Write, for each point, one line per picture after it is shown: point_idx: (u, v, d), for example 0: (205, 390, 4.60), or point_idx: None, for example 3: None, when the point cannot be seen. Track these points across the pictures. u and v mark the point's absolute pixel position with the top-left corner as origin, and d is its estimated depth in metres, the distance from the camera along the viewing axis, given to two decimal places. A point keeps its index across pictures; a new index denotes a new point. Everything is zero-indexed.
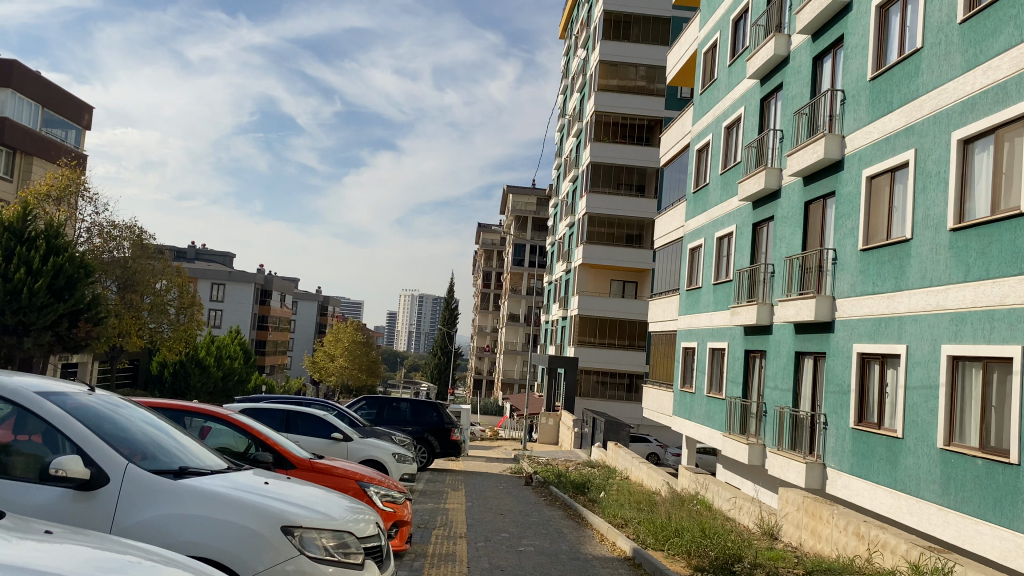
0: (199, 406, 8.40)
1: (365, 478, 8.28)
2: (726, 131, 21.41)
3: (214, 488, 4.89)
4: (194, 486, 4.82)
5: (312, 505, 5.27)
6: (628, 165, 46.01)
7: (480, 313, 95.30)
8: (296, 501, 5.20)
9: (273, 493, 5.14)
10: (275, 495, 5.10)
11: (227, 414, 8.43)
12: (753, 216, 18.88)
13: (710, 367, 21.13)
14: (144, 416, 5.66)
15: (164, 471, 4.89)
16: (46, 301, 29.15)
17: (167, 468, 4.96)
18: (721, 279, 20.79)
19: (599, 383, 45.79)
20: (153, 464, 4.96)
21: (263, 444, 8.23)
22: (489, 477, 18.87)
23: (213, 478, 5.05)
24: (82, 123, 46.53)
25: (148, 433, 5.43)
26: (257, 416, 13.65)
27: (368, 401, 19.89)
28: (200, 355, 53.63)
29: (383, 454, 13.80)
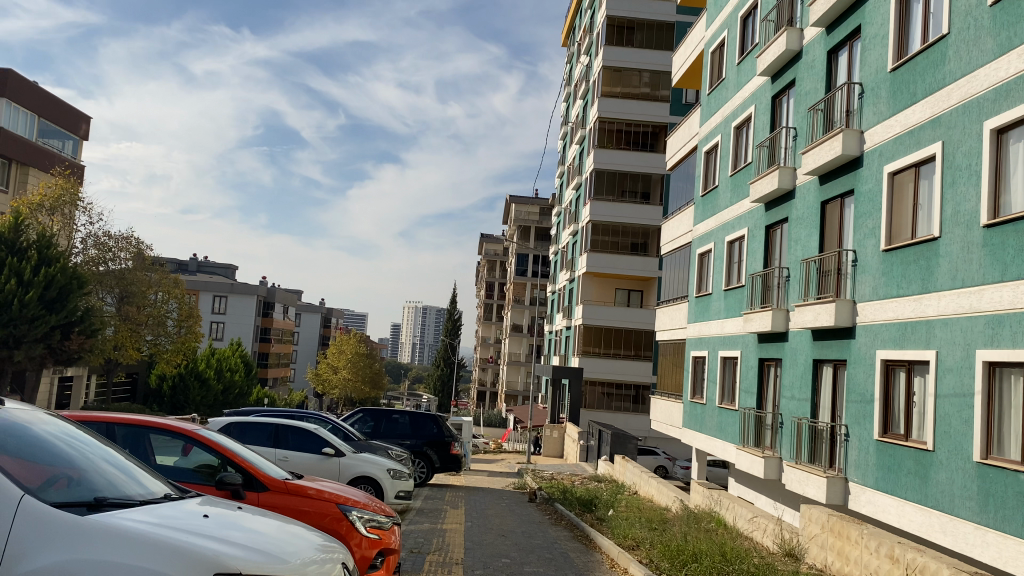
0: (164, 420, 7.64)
1: (347, 501, 7.49)
2: (736, 131, 20.68)
3: (135, 526, 4.05)
4: (109, 524, 3.98)
5: (261, 544, 4.45)
6: (632, 172, 45.28)
7: (483, 324, 94.56)
8: (241, 540, 4.39)
9: (213, 531, 4.32)
10: (214, 534, 4.29)
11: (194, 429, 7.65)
12: (765, 218, 18.12)
13: (722, 377, 20.30)
14: (66, 434, 4.81)
15: (75, 504, 4.06)
16: (38, 313, 28.41)
17: (81, 501, 4.14)
18: (732, 285, 20.00)
19: (604, 395, 44.93)
20: (65, 495, 4.13)
21: (233, 463, 7.46)
22: (491, 493, 18.02)
23: (143, 512, 4.24)
24: (79, 133, 45.97)
25: (100, 470, 4.68)
26: (245, 430, 12.84)
27: (365, 413, 19.12)
28: (199, 368, 52.91)
29: (378, 471, 12.97)
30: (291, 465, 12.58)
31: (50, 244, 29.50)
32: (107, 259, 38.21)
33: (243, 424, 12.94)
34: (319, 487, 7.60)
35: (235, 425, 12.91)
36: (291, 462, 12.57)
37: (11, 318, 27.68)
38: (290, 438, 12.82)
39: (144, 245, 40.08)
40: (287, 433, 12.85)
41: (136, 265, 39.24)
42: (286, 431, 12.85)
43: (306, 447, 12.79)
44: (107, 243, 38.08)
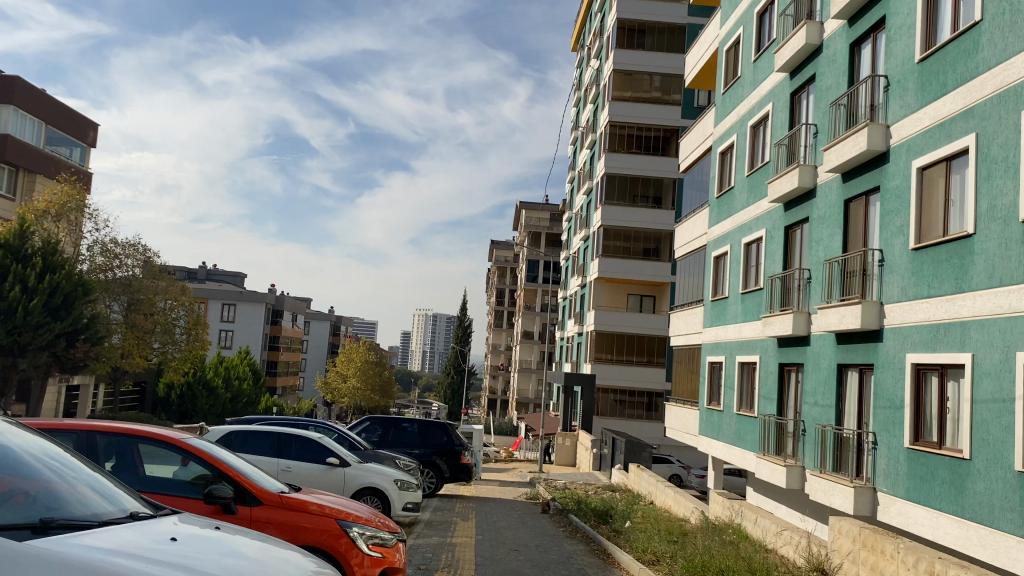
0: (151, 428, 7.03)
1: (348, 516, 6.96)
2: (752, 130, 20.14)
3: (84, 553, 3.44)
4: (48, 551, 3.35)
5: (232, 571, 3.88)
6: (644, 176, 44.72)
7: (493, 331, 94.04)
8: (209, 567, 3.82)
9: (177, 559, 3.75)
10: (176, 563, 3.72)
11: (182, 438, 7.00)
12: (784, 218, 17.55)
13: (739, 383, 19.71)
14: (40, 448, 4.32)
15: (18, 525, 3.49)
16: (42, 320, 28.02)
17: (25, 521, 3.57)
18: (749, 288, 19.44)
19: (617, 403, 44.24)
20: (9, 511, 3.58)
21: (223, 475, 6.79)
22: (503, 503, 17.45)
23: (98, 537, 3.69)
24: (87, 140, 45.78)
25: (75, 491, 4.17)
26: (246, 439, 12.33)
27: (372, 422, 18.62)
28: (208, 376, 52.57)
29: (385, 482, 12.46)
30: (295, 476, 12.06)
31: (55, 250, 29.17)
32: (114, 266, 37.87)
33: (244, 432, 12.42)
34: (321, 501, 7.09)
35: (235, 434, 12.40)
36: (294, 473, 12.05)
37: (16, 326, 27.33)
38: (294, 447, 12.31)
39: (151, 252, 39.72)
40: (291, 442, 12.34)
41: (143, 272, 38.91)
42: (290, 440, 12.35)
43: (310, 457, 12.28)
44: (114, 250, 37.73)
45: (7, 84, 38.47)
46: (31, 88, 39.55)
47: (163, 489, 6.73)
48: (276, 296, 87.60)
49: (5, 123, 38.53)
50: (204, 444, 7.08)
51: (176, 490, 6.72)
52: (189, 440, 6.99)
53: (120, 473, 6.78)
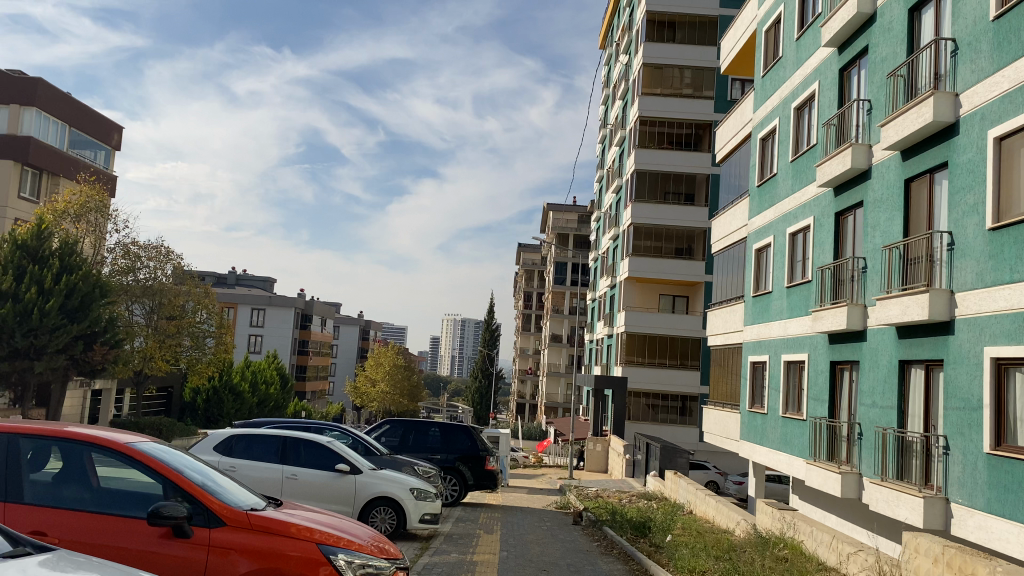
0: (92, 433, 5.86)
1: (332, 540, 5.87)
2: (796, 113, 18.80)
3: None
4: None
5: None
6: (676, 173, 43.26)
7: (522, 335, 92.91)
8: None
9: None
10: None
11: (129, 444, 5.85)
12: (834, 204, 16.20)
13: (785, 383, 18.31)
14: None
15: None
16: (59, 322, 27.22)
17: None
18: (795, 281, 18.07)
19: (649, 408, 42.92)
20: None
21: (178, 491, 5.68)
22: (531, 513, 16.24)
23: None
24: (111, 143, 45.52)
25: None
26: (250, 444, 11.27)
27: (393, 425, 17.47)
28: (234, 380, 52.02)
29: (400, 491, 11.27)
30: (300, 484, 10.98)
31: (73, 251, 28.62)
32: (137, 269, 37.20)
33: (247, 435, 11.37)
34: (306, 523, 6.00)
35: (238, 438, 11.35)
36: (300, 480, 10.98)
37: (32, 327, 26.58)
38: (301, 453, 11.24)
39: (174, 254, 39.09)
40: (297, 446, 11.28)
41: (165, 276, 38.33)
42: (297, 444, 11.30)
43: (318, 464, 11.20)
44: (137, 253, 37.08)
45: (29, 86, 38.04)
46: (54, 89, 39.13)
47: (109, 508, 5.56)
48: (304, 301, 87.17)
49: (28, 125, 38.10)
50: (156, 452, 5.95)
51: (126, 511, 5.55)
52: (139, 446, 5.86)
53: (62, 486, 5.63)
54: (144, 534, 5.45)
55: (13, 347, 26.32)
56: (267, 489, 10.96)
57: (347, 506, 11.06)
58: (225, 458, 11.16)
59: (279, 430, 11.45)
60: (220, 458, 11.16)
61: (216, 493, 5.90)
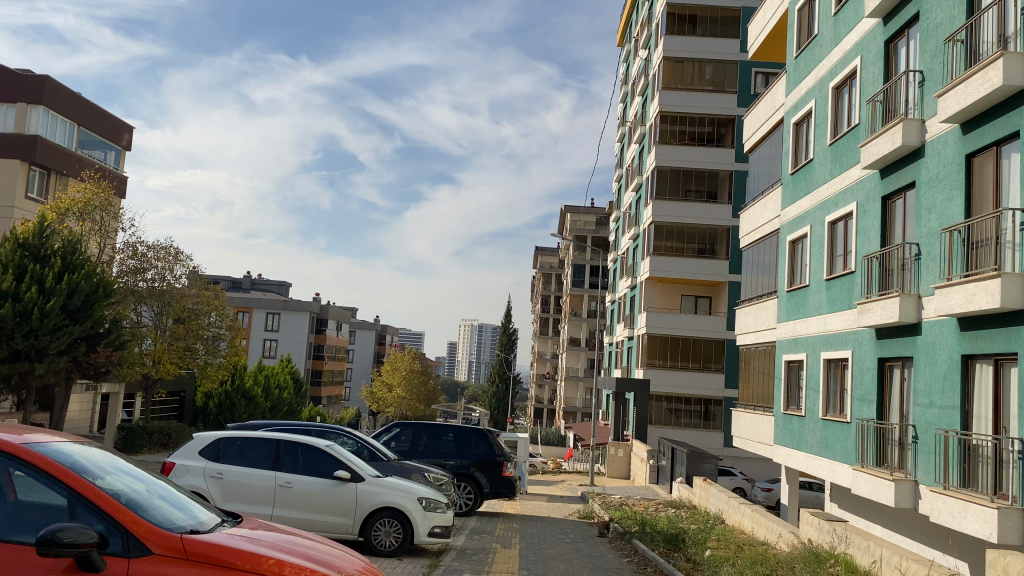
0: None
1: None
2: (835, 93, 17.51)
3: None
4: None
5: None
6: (698, 169, 41.89)
7: (539, 339, 91.61)
8: None
9: None
10: None
11: (35, 449, 4.70)
12: (881, 187, 14.89)
13: (826, 383, 16.96)
14: None
15: None
16: (60, 322, 26.27)
17: None
18: (836, 273, 16.77)
19: (670, 412, 41.54)
20: None
21: (96, 511, 4.52)
22: (552, 524, 14.98)
23: None
24: (121, 143, 44.93)
25: None
26: (241, 448, 10.12)
27: (402, 428, 16.34)
28: (246, 386, 51.31)
29: (407, 501, 10.05)
30: (295, 493, 9.83)
31: (76, 250, 27.80)
32: (146, 270, 36.26)
33: (235, 439, 10.18)
34: (276, 555, 4.85)
35: (228, 441, 10.16)
36: (295, 489, 9.83)
37: (32, 328, 25.55)
38: (295, 458, 10.07)
39: (183, 255, 38.17)
40: (290, 451, 10.12)
41: (174, 278, 37.37)
42: (293, 449, 10.15)
43: (315, 471, 10.02)
44: (146, 254, 36.13)
45: (36, 84, 37.33)
46: (61, 87, 38.41)
47: (8, 531, 4.42)
48: (319, 305, 86.35)
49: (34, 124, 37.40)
50: (70, 459, 4.82)
51: (29, 536, 4.40)
52: (48, 452, 4.73)
53: None
54: (42, 564, 4.28)
55: (12, 348, 25.34)
56: (258, 499, 9.77)
57: (347, 518, 9.87)
58: (212, 464, 9.96)
59: (271, 434, 10.28)
60: (206, 464, 9.95)
61: (141, 508, 4.78)
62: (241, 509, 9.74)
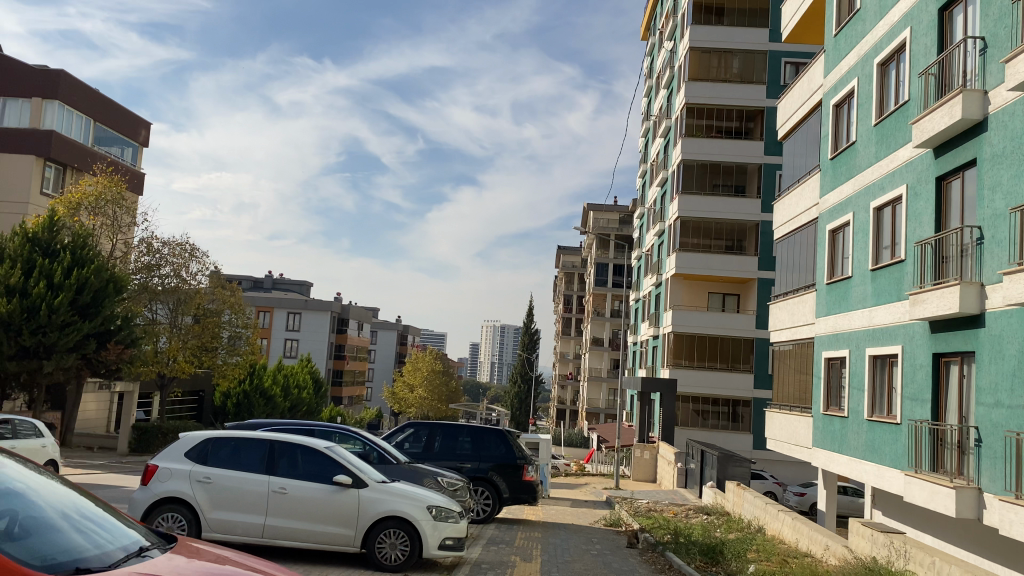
0: None
1: None
2: (879, 69, 16.29)
3: None
4: None
5: None
6: (726, 163, 40.61)
7: (562, 339, 90.47)
8: None
9: None
10: None
11: None
12: (935, 167, 13.68)
13: (872, 382, 15.73)
14: None
15: None
16: (69, 318, 25.61)
17: None
18: (882, 262, 15.54)
19: (697, 414, 40.28)
20: None
21: None
22: (577, 533, 13.92)
23: None
24: (138, 139, 44.49)
25: None
26: (232, 449, 9.14)
27: (417, 428, 15.34)
28: (265, 385, 50.65)
29: (415, 510, 9.02)
30: (290, 499, 8.83)
31: (86, 244, 27.15)
32: (160, 268, 35.59)
33: (226, 439, 9.21)
34: None
35: (217, 442, 9.18)
36: (290, 495, 8.84)
37: (40, 325, 24.91)
38: (293, 461, 9.09)
39: (197, 250, 37.55)
40: (285, 453, 9.14)
41: (189, 275, 36.70)
42: (291, 450, 9.18)
43: (313, 476, 9.02)
44: (160, 250, 35.52)
45: (51, 78, 36.75)
46: (76, 82, 37.82)
47: None
48: (340, 304, 85.71)
49: (49, 119, 36.90)
50: None
51: None
52: None
53: None
54: None
55: (20, 345, 24.70)
56: (249, 506, 8.80)
57: (348, 528, 8.85)
58: (200, 467, 8.97)
59: (265, 434, 9.30)
60: (192, 467, 8.96)
61: (33, 545, 4.05)
62: (230, 517, 8.76)
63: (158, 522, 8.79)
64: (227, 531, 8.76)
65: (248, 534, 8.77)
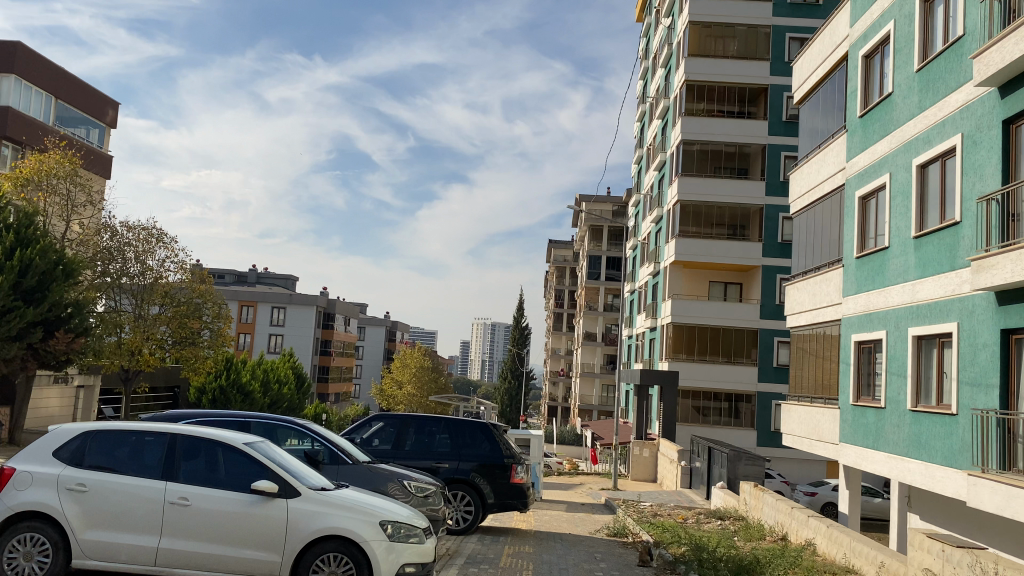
0: None
1: None
2: (924, 6, 14.07)
3: None
4: None
5: None
6: (727, 144, 38.43)
7: (553, 335, 88.32)
8: None
9: None
10: None
11: None
12: (1000, 109, 11.49)
13: (914, 369, 13.55)
14: None
15: None
16: (11, 304, 23.24)
17: None
18: (926, 229, 13.40)
19: (697, 409, 38.06)
20: None
21: None
22: (575, 545, 11.69)
23: None
24: (106, 120, 42.01)
25: None
26: (120, 447, 7.10)
27: (386, 422, 13.06)
28: (242, 380, 48.23)
29: (362, 528, 6.84)
30: (193, 513, 6.78)
31: (33, 223, 24.77)
32: (125, 256, 33.24)
33: (121, 435, 7.17)
34: None
35: (102, 437, 7.12)
36: (194, 508, 6.79)
37: None
38: (208, 463, 7.06)
39: (165, 236, 35.32)
40: (197, 453, 7.10)
41: (155, 262, 34.30)
42: (206, 448, 7.14)
43: (231, 482, 6.96)
44: (126, 236, 33.19)
45: (8, 51, 34.36)
46: (34, 55, 35.42)
47: None
48: (325, 298, 83.18)
49: (7, 94, 34.48)
50: None
51: None
52: None
53: None
54: None
55: None
56: (139, 524, 6.76)
57: (272, 553, 6.73)
58: (74, 471, 6.93)
59: (175, 429, 7.29)
60: (63, 471, 6.92)
61: None
62: (113, 539, 6.73)
63: (12, 545, 6.67)
64: (108, 557, 6.73)
65: (138, 561, 6.72)
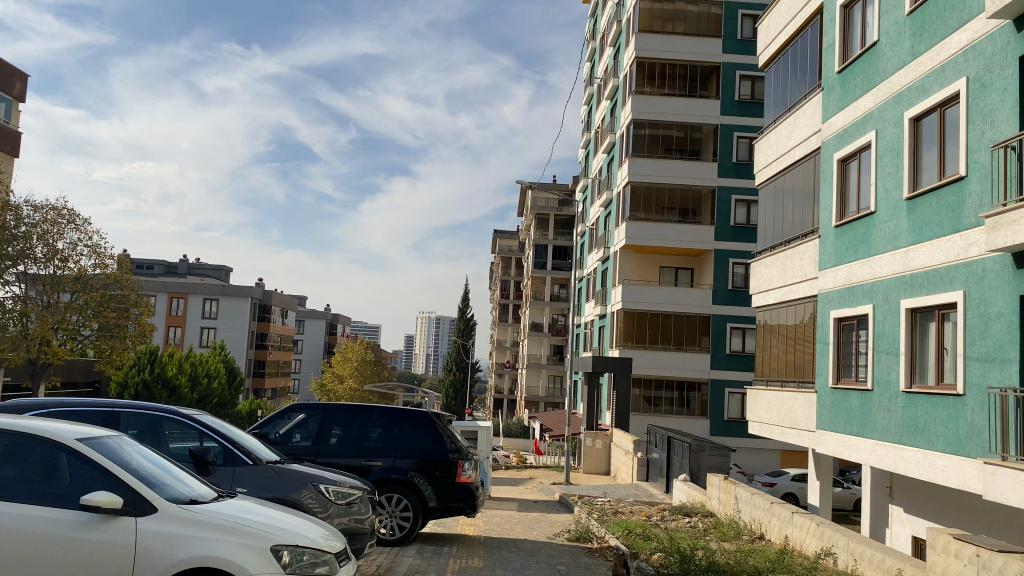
0: None
1: None
2: None
3: None
4: None
5: None
6: (679, 123, 37.01)
7: (499, 326, 86.53)
8: None
9: None
10: None
11: None
12: (1016, 44, 10.03)
13: (907, 345, 12.12)
14: None
15: None
16: None
17: None
18: (921, 189, 11.96)
19: (647, 399, 36.69)
20: None
21: None
22: (533, 555, 9.86)
23: None
24: (14, 93, 38.64)
25: None
26: None
27: (308, 414, 11.11)
28: (168, 373, 45.26)
29: (244, 557, 5.19)
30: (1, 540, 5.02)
31: None
32: (27, 237, 30.20)
33: None
34: None
35: None
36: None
37: None
38: (40, 468, 5.28)
39: (76, 217, 32.43)
40: (18, 456, 5.30)
41: (61, 244, 31.29)
42: (32, 449, 5.34)
43: (63, 496, 5.20)
44: (28, 215, 30.18)
45: None
46: None
47: None
48: (261, 290, 79.93)
49: None
50: None
51: None
52: None
53: None
54: None
55: None
56: None
57: None
58: None
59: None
60: None
61: None
62: None
63: None
64: None
65: None
